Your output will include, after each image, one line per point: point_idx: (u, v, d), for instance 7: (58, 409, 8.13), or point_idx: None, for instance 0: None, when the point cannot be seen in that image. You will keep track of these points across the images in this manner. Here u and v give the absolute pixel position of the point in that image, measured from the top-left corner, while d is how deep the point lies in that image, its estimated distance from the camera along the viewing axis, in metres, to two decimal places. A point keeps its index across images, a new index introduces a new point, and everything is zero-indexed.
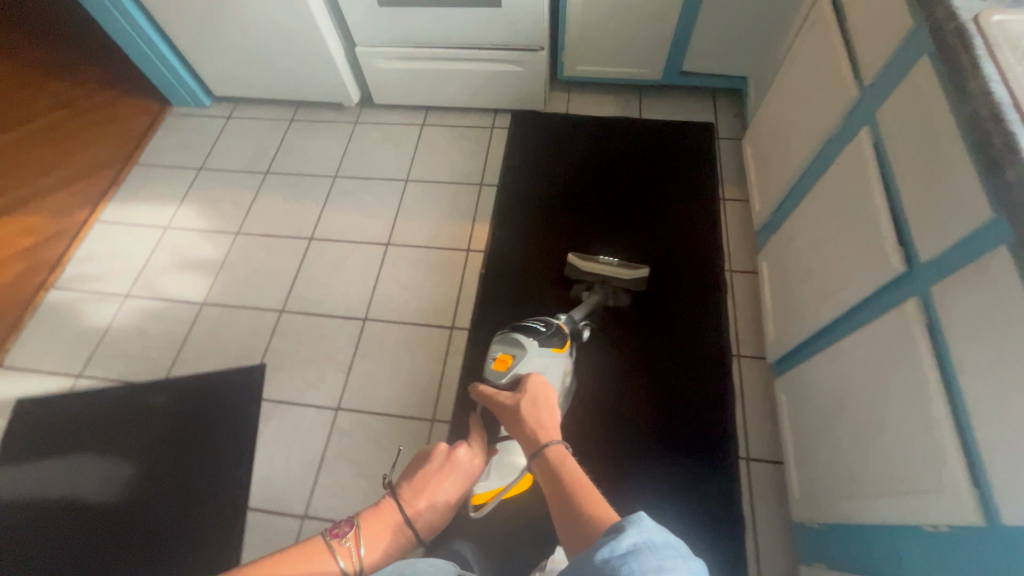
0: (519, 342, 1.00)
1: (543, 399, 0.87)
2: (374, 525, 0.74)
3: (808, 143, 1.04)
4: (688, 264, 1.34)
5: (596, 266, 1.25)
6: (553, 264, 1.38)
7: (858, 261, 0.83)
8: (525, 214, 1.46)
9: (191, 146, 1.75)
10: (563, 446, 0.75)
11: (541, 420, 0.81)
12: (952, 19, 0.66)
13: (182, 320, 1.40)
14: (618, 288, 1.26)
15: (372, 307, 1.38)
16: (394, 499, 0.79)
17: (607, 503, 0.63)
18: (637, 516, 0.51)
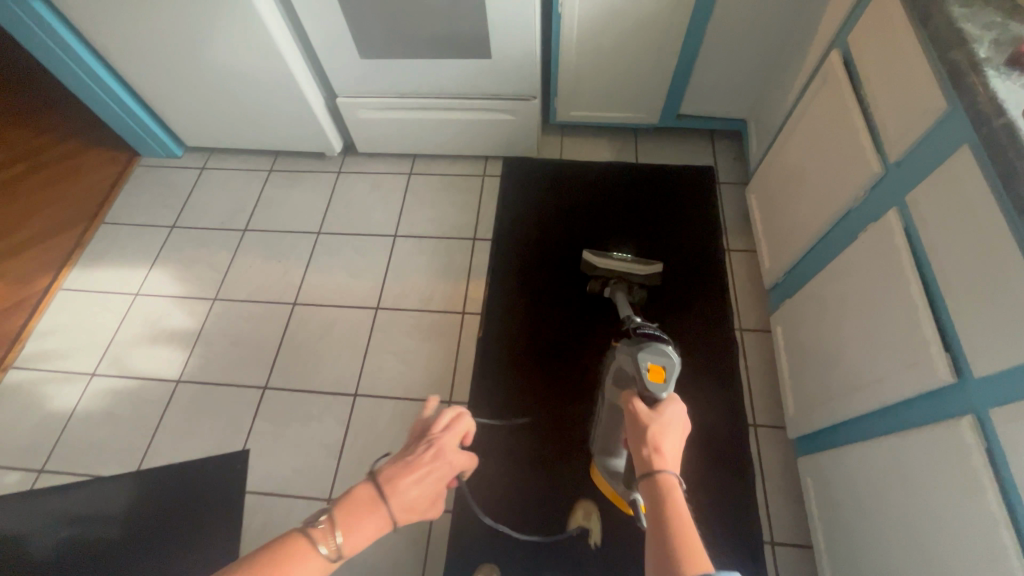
0: (672, 355, 0.89)
1: (678, 425, 0.77)
2: (353, 511, 0.59)
3: (824, 210, 0.99)
4: (703, 291, 1.31)
5: (609, 262, 1.22)
6: (561, 309, 1.32)
7: (893, 355, 0.77)
8: (525, 264, 1.39)
9: (162, 201, 1.64)
10: (675, 479, 0.70)
11: (663, 443, 0.74)
12: (999, 114, 0.60)
13: (155, 401, 1.29)
14: (635, 286, 1.23)
15: (363, 381, 1.29)
16: (373, 484, 0.62)
17: (699, 544, 0.63)
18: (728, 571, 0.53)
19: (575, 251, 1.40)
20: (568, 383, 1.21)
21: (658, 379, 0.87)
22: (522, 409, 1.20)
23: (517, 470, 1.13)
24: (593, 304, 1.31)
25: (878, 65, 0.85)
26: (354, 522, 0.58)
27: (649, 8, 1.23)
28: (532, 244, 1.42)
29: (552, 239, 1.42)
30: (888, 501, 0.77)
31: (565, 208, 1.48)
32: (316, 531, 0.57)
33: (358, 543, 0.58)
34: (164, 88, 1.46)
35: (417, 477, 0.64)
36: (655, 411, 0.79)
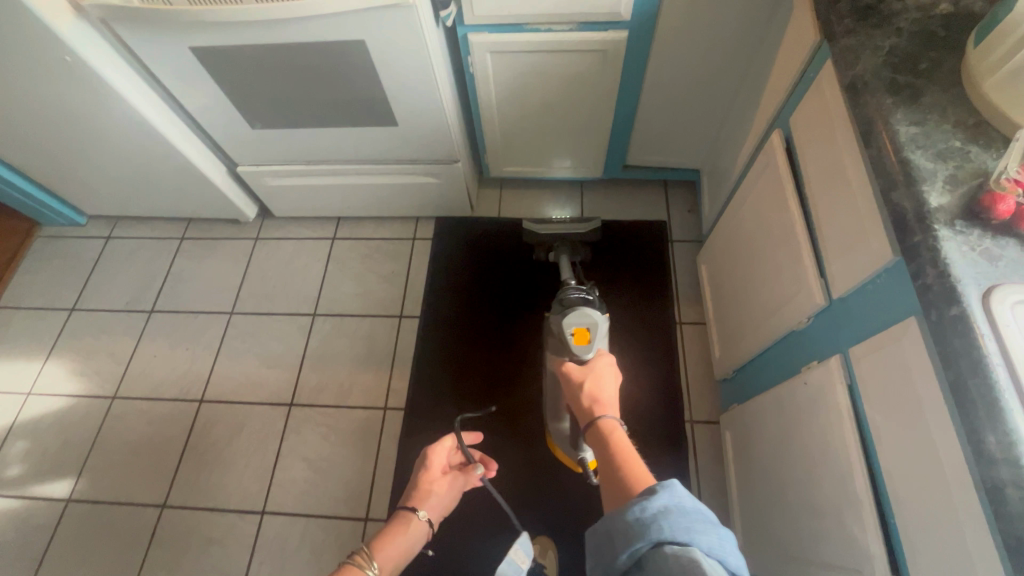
0: (595, 315, 0.84)
1: (610, 376, 0.76)
2: (387, 543, 0.73)
3: (771, 319, 0.84)
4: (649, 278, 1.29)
5: (548, 227, 1.17)
6: (495, 362, 1.23)
7: (835, 540, 0.63)
8: (452, 334, 1.27)
9: (63, 279, 1.49)
10: (615, 420, 0.67)
11: (600, 394, 0.72)
12: (953, 301, 0.45)
13: (42, 527, 1.16)
14: (578, 246, 1.18)
15: (273, 494, 1.15)
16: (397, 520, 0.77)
17: (644, 471, 0.59)
18: (669, 481, 0.48)
19: (498, 322, 1.28)
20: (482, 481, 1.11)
21: (582, 342, 0.81)
22: None
23: None
24: (514, 387, 1.20)
25: (819, 168, 0.69)
26: (387, 540, 0.73)
27: (575, 65, 1.07)
28: (452, 317, 1.29)
29: (472, 311, 1.30)
30: None
31: (491, 274, 1.35)
32: (360, 555, 0.69)
33: (390, 557, 0.71)
34: (40, 165, 1.29)
35: (427, 489, 0.83)
36: (586, 365, 0.78)
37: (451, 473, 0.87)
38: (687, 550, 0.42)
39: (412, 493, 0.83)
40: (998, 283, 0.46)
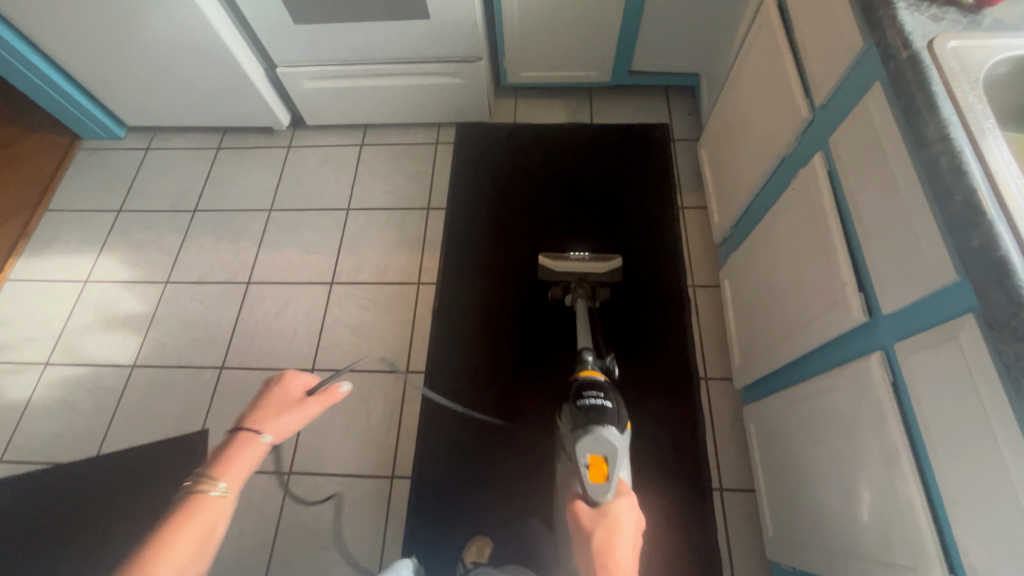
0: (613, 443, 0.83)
1: (627, 530, 0.75)
2: (231, 463, 0.61)
3: (765, 159, 0.97)
4: (655, 176, 1.43)
5: (566, 266, 1.21)
6: (517, 247, 1.37)
7: (817, 299, 0.78)
8: (477, 226, 1.40)
9: (109, 186, 1.59)
10: None
11: (613, 553, 0.72)
12: (905, 47, 0.59)
13: (112, 388, 1.28)
14: (596, 287, 1.21)
15: (320, 356, 1.28)
16: (236, 438, 0.64)
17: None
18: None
19: (518, 218, 1.41)
20: (512, 342, 1.25)
21: (600, 478, 0.80)
22: (480, 340, 1.25)
23: (476, 351, 1.24)
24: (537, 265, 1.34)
25: (807, 3, 0.82)
26: (230, 460, 0.61)
27: None
28: (478, 209, 1.42)
29: (494, 206, 1.43)
30: (814, 441, 0.79)
31: (512, 173, 1.47)
32: (199, 480, 0.58)
33: (241, 471, 0.61)
34: (91, 67, 1.39)
35: (276, 409, 0.69)
36: (601, 513, 0.77)
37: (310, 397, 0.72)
38: None
39: (254, 412, 0.68)
40: (940, 33, 0.59)
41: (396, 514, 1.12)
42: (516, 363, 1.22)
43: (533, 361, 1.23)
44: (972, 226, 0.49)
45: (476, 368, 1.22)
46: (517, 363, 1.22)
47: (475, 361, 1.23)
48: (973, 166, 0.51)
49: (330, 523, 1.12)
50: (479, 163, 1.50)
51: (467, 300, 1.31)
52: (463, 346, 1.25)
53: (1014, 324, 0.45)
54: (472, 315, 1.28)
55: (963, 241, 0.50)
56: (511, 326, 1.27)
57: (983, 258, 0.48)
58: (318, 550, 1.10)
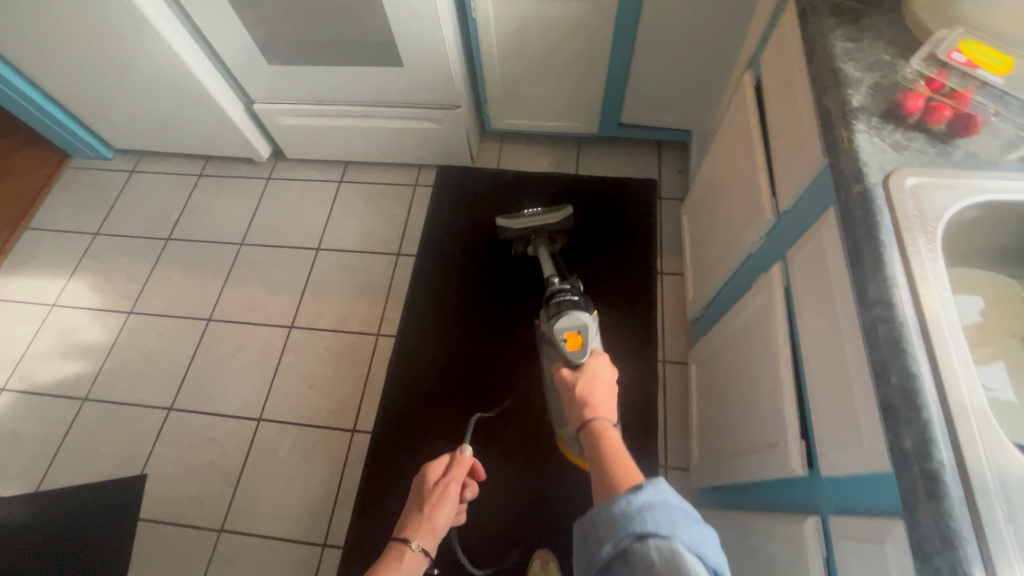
0: (584, 320, 0.89)
1: (604, 378, 0.79)
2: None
3: (734, 248, 0.90)
4: (635, 238, 1.34)
5: (521, 222, 1.21)
6: (483, 303, 1.30)
7: (764, 427, 0.70)
8: (445, 277, 1.34)
9: (90, 207, 1.59)
10: (607, 422, 0.70)
11: (591, 396, 0.75)
12: (858, 179, 0.51)
13: (59, 421, 1.26)
14: (555, 236, 1.23)
15: (269, 404, 1.24)
16: (394, 547, 0.70)
17: (631, 464, 0.62)
18: (654, 479, 0.49)
19: (487, 272, 1.34)
20: (467, 407, 1.18)
21: (575, 346, 0.85)
22: (432, 402, 1.18)
23: (427, 415, 1.17)
24: (502, 325, 1.27)
25: (779, 96, 0.75)
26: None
27: (569, 16, 1.14)
28: (450, 259, 1.36)
29: (464, 258, 1.36)
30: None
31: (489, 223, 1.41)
32: None
33: None
34: (74, 94, 1.40)
35: (426, 507, 0.75)
36: (579, 369, 0.81)
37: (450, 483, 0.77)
38: (669, 545, 0.43)
39: (408, 516, 0.75)
40: (900, 167, 0.52)
41: None
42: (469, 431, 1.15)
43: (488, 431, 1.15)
44: (903, 421, 0.42)
45: (422, 434, 1.15)
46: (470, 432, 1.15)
47: (424, 427, 1.16)
48: (916, 343, 0.44)
49: None
50: (456, 209, 1.44)
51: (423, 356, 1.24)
52: (412, 408, 1.18)
53: (939, 562, 0.37)
54: (426, 373, 1.21)
55: (894, 437, 0.42)
56: (467, 388, 1.19)
57: (913, 466, 0.40)
58: None
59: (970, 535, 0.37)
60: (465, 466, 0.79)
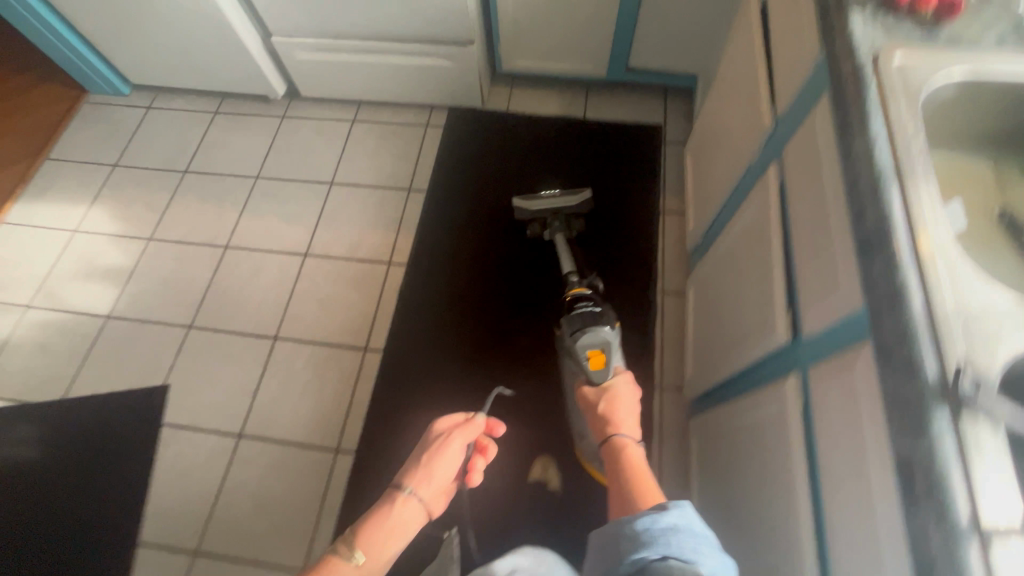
0: (608, 337, 0.89)
1: (626, 399, 0.84)
2: (376, 525, 0.67)
3: (735, 166, 0.94)
4: (637, 180, 1.40)
5: (540, 202, 1.21)
6: (490, 238, 1.36)
7: (755, 314, 0.75)
8: (454, 213, 1.39)
9: (109, 140, 1.63)
10: (627, 439, 0.77)
11: (615, 416, 0.81)
12: (849, 56, 0.56)
13: (84, 336, 1.32)
14: (572, 220, 1.22)
15: (285, 324, 1.30)
16: (392, 495, 0.71)
17: (650, 484, 0.68)
18: (679, 502, 0.55)
19: (495, 209, 1.39)
20: (473, 332, 1.24)
21: (598, 365, 0.87)
22: (440, 326, 1.25)
23: (435, 337, 1.24)
24: (508, 258, 1.33)
25: (782, 9, 0.79)
26: (375, 524, 0.67)
27: None
28: (457, 199, 1.41)
29: (473, 196, 1.42)
30: (742, 463, 0.77)
31: (495, 167, 1.45)
32: (347, 539, 0.64)
33: (381, 535, 0.66)
34: (95, 23, 1.43)
35: (427, 457, 0.76)
36: (602, 389, 0.86)
37: (452, 438, 0.79)
38: (690, 567, 0.49)
39: (408, 465, 0.76)
40: (889, 46, 0.56)
41: (335, 488, 1.12)
42: (474, 355, 1.22)
43: (493, 353, 1.22)
44: (878, 249, 0.47)
45: (429, 354, 1.22)
46: (475, 357, 1.22)
47: (432, 348, 1.23)
48: (892, 186, 0.49)
49: (272, 489, 1.13)
50: (467, 149, 1.49)
51: (432, 285, 1.30)
52: (420, 331, 1.25)
53: (899, 355, 0.43)
54: (435, 301, 1.28)
55: (866, 265, 0.48)
56: (473, 318, 1.26)
57: (881, 284, 0.46)
58: (257, 513, 1.11)
59: (926, 331, 0.43)
60: (474, 427, 0.81)
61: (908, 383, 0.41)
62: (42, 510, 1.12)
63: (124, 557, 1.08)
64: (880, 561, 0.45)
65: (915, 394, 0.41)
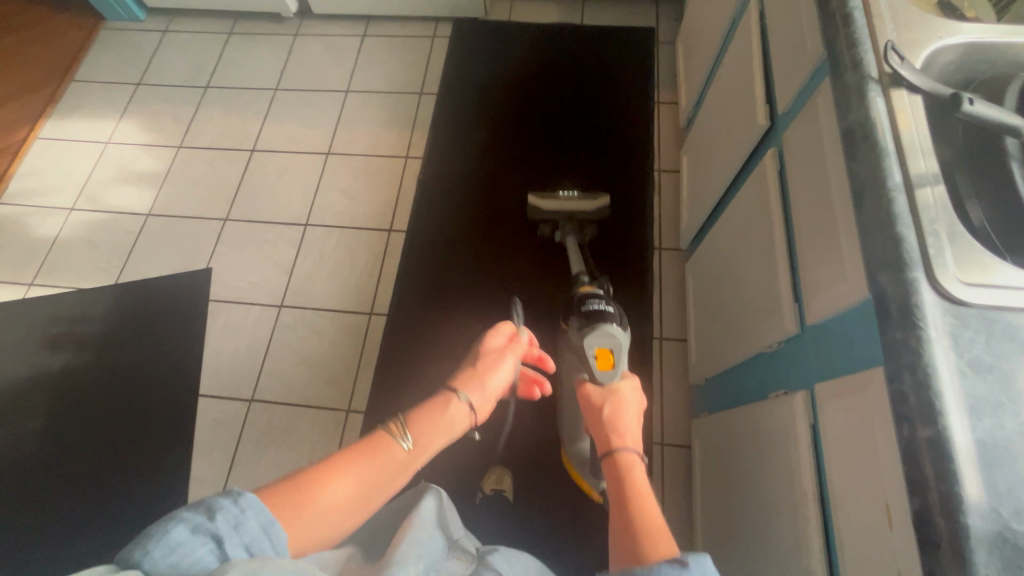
0: (620, 338, 0.80)
1: (635, 404, 0.66)
2: (426, 417, 0.58)
3: (721, 23, 1.05)
4: (639, 84, 1.47)
5: (555, 202, 1.19)
6: (500, 138, 1.41)
7: (739, 127, 0.87)
8: (465, 117, 1.45)
9: (130, 62, 1.71)
10: (635, 456, 0.58)
11: (619, 420, 0.63)
12: None
13: (128, 231, 1.43)
14: (585, 223, 1.20)
15: (314, 213, 1.41)
16: (446, 392, 0.63)
17: (663, 527, 0.49)
18: (701, 555, 0.41)
19: (503, 115, 1.45)
20: (485, 221, 1.30)
21: (605, 366, 0.75)
22: (454, 216, 1.31)
23: (450, 225, 1.30)
24: (518, 158, 1.38)
25: None
26: (423, 415, 0.58)
27: None
28: (467, 106, 1.47)
29: (482, 103, 1.47)
30: (729, 260, 0.89)
31: (504, 77, 1.51)
32: (393, 424, 0.55)
33: (429, 429, 0.57)
34: None
35: (480, 367, 0.69)
36: (607, 388, 0.69)
37: (505, 352, 0.73)
38: None
39: (461, 371, 0.68)
40: None
41: (371, 344, 1.24)
42: (486, 242, 1.28)
43: (506, 241, 1.27)
44: None
45: (445, 242, 1.28)
46: (487, 245, 1.28)
47: (447, 236, 1.29)
48: None
49: (314, 347, 1.25)
50: (475, 61, 1.55)
51: (446, 181, 1.37)
52: (436, 222, 1.31)
53: (848, 59, 0.54)
54: (449, 195, 1.34)
55: (825, 9, 0.59)
56: (485, 210, 1.31)
57: (835, 16, 0.57)
58: (303, 367, 1.23)
59: (866, 40, 0.55)
60: (521, 345, 0.75)
61: (853, 76, 0.54)
62: (106, 373, 1.24)
63: (189, 406, 1.22)
64: (835, 226, 0.57)
65: (857, 80, 0.53)
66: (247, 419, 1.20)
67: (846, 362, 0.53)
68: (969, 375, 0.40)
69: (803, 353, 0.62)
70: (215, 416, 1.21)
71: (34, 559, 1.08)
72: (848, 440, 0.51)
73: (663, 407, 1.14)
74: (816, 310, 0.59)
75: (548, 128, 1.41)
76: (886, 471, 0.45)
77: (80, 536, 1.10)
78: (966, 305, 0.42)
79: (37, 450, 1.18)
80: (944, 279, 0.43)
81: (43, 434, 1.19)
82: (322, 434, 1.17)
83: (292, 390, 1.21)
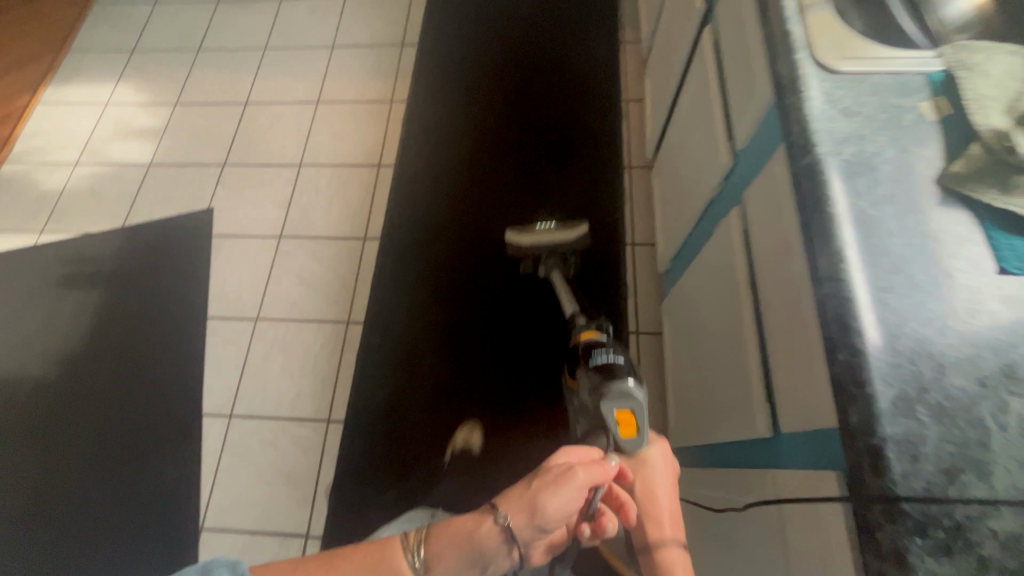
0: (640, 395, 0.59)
1: (664, 485, 0.55)
2: (450, 533, 0.47)
3: None
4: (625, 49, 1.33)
5: (530, 236, 0.99)
6: (484, 124, 1.24)
7: (685, 24, 0.98)
8: (438, 103, 1.28)
9: (124, 31, 1.80)
10: (679, 555, 0.50)
11: (656, 508, 0.53)
12: None
13: (131, 180, 1.52)
14: (568, 255, 0.99)
15: (307, 155, 1.50)
16: (484, 503, 0.49)
17: None
18: None
19: (483, 96, 1.28)
20: (480, 223, 1.12)
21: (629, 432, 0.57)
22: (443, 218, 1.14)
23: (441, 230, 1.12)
24: (506, 145, 1.21)
25: None
26: (445, 528, 0.47)
27: None
28: (440, 89, 1.30)
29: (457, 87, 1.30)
30: (682, 143, 1.00)
31: (479, 55, 1.34)
32: (409, 535, 0.46)
33: (446, 557, 0.45)
34: None
35: (538, 484, 0.48)
36: (634, 461, 0.56)
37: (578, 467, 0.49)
38: None
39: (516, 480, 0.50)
40: None
41: (366, 265, 1.34)
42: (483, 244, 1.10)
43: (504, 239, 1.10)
44: None
45: (435, 252, 1.10)
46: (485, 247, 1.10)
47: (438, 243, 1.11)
48: None
49: (313, 271, 1.34)
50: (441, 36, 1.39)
51: (429, 180, 1.18)
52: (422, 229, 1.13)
53: None
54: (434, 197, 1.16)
55: None
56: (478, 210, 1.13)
57: None
58: (304, 288, 1.33)
59: None
60: (606, 468, 0.49)
61: None
62: (118, 305, 1.32)
63: (198, 329, 1.30)
64: (750, 57, 0.68)
65: None
66: (253, 336, 1.28)
67: (762, 159, 0.64)
68: (838, 117, 0.51)
69: (734, 177, 0.73)
70: (223, 335, 1.30)
71: (63, 468, 1.16)
72: (763, 216, 0.62)
73: (636, 302, 1.25)
74: (740, 135, 0.70)
75: (538, 96, 1.26)
76: (786, 220, 0.56)
77: (103, 447, 1.18)
78: (837, 74, 0.54)
79: (57, 375, 1.26)
80: (818, 54, 0.55)
81: (62, 361, 1.27)
82: (325, 344, 1.26)
83: (295, 310, 1.30)
